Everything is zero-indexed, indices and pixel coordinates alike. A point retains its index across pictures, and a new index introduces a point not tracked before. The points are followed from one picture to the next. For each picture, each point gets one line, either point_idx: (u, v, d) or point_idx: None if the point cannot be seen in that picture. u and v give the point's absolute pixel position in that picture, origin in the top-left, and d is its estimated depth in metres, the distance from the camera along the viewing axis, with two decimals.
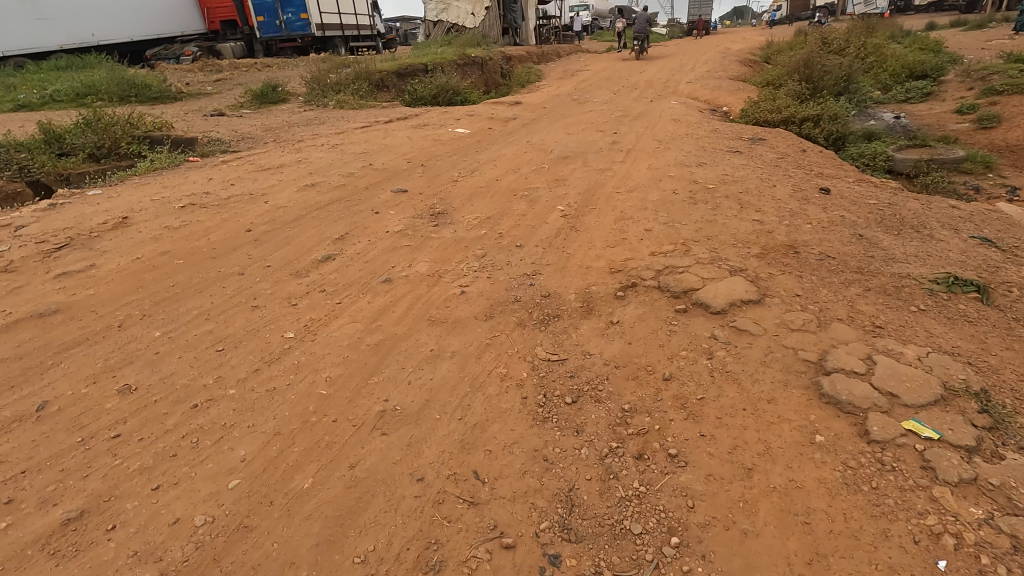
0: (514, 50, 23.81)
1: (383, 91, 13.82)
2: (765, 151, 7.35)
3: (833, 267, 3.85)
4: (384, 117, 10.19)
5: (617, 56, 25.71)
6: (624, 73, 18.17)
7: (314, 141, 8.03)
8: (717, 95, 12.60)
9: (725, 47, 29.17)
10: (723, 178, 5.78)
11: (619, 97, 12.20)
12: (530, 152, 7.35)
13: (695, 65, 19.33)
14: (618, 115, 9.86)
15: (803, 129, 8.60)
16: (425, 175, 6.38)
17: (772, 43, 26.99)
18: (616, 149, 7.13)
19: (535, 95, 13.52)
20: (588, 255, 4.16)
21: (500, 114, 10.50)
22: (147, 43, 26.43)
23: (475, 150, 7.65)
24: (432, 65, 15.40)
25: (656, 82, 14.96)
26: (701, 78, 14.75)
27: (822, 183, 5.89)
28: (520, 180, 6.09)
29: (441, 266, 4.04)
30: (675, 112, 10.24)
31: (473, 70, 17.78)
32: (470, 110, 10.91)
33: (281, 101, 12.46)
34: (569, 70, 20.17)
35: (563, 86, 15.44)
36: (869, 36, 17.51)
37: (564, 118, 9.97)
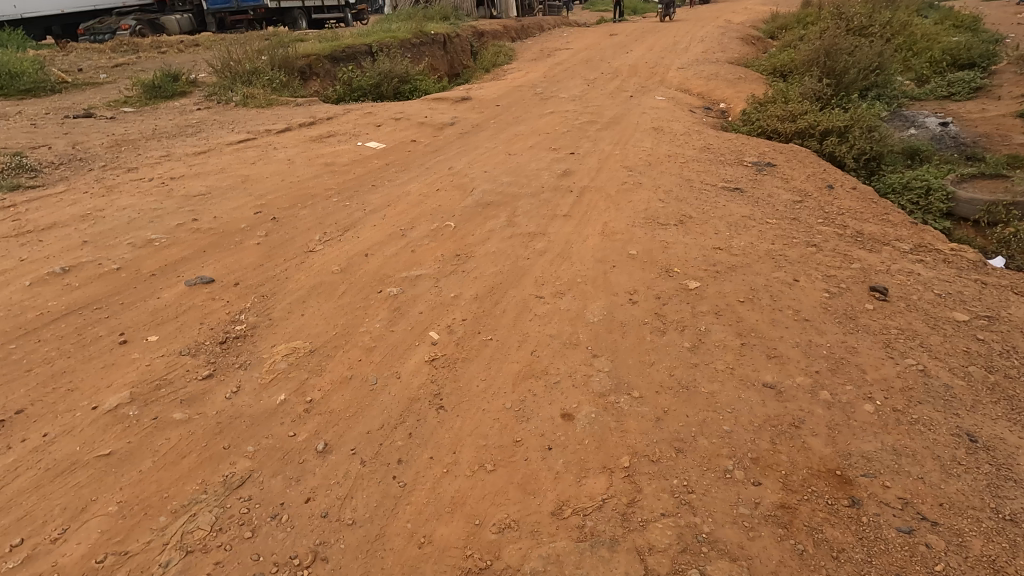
0: (488, 24, 21.33)
1: (314, 78, 11.54)
2: (775, 188, 5.25)
3: (939, 568, 1.79)
4: (287, 122, 8.01)
5: (604, 32, 23.14)
6: (608, 53, 15.81)
7: (156, 166, 5.84)
8: (710, 86, 10.35)
9: (726, 20, 26.48)
10: (712, 258, 3.68)
11: (592, 90, 9.96)
12: (445, 188, 5.24)
13: (691, 43, 16.97)
14: (584, 120, 7.69)
15: (825, 147, 6.42)
16: (267, 240, 4.27)
17: (776, 16, 24.56)
18: (564, 188, 5.03)
19: (494, 86, 11.21)
20: (438, 499, 2.10)
21: (437, 116, 8.31)
22: (83, 16, 23.84)
23: (373, 184, 5.53)
24: (378, 46, 13.04)
25: (641, 67, 12.64)
26: (695, 63, 12.42)
27: (865, 262, 3.82)
28: (400, 254, 3.97)
29: (120, 544, 1.97)
30: (657, 115, 8.10)
31: (432, 51, 15.36)
32: (404, 110, 8.73)
33: (179, 94, 10.17)
34: (546, 49, 17.72)
35: (531, 72, 13.08)
36: (893, 10, 15.14)
37: (515, 124, 7.79)
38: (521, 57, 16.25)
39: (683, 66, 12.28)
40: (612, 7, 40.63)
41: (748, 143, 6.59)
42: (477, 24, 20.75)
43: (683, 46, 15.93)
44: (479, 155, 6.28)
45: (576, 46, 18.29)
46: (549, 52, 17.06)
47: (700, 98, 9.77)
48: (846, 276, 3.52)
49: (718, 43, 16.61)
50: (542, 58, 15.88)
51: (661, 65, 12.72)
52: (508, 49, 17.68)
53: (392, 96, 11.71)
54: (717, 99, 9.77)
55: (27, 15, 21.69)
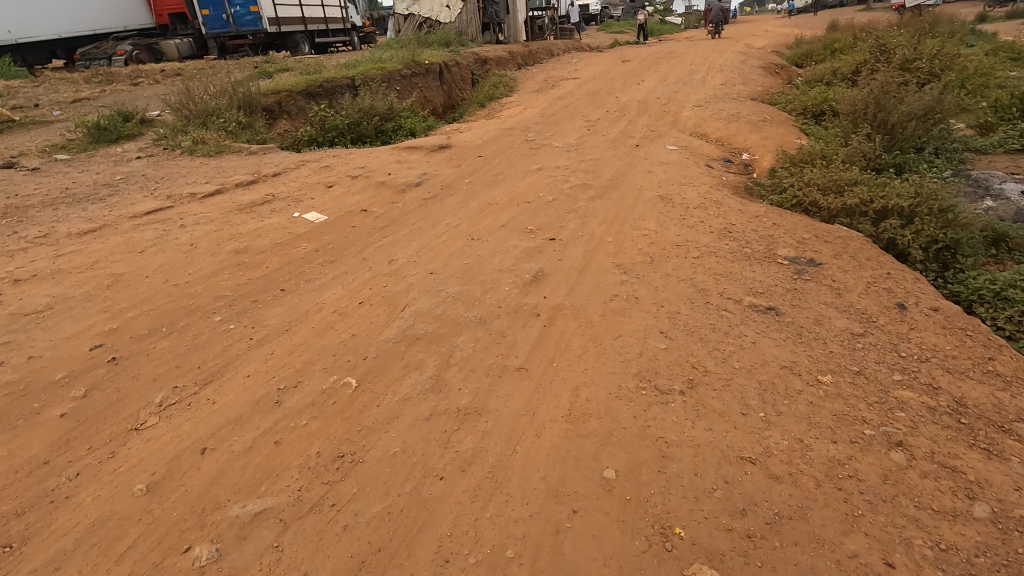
0: (493, 50, 20.32)
1: (285, 116, 10.41)
2: (823, 308, 3.80)
3: None
4: (225, 180, 6.79)
5: (616, 58, 21.94)
6: (616, 85, 14.57)
7: (19, 253, 4.60)
8: (729, 133, 8.95)
9: (745, 44, 25.14)
10: (739, 492, 2.25)
11: (591, 136, 8.62)
12: (370, 302, 3.89)
13: (708, 73, 15.64)
14: (576, 183, 6.32)
15: (881, 228, 4.93)
16: (80, 406, 2.94)
17: (799, 41, 23.23)
18: (528, 309, 3.64)
19: (482, 128, 9.93)
20: None
21: (403, 172, 7.01)
22: (83, 40, 23.36)
23: (282, 288, 4.20)
24: (362, 80, 11.93)
25: (652, 104, 11.31)
26: (713, 100, 11.01)
27: (993, 492, 2.34)
28: (256, 450, 2.60)
29: None
30: (665, 173, 6.72)
31: (425, 83, 14.24)
32: (367, 161, 7.46)
33: (127, 137, 9.06)
34: (551, 78, 16.52)
35: (529, 109, 11.79)
36: (935, 38, 13.65)
37: (493, 186, 6.47)
38: (522, 88, 15.04)
39: (698, 103, 10.90)
40: (628, 30, 39.64)
41: (779, 224, 5.15)
42: (480, 50, 19.70)
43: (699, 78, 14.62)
44: (433, 241, 4.92)
45: (583, 75, 17.03)
46: (553, 82, 15.85)
47: (718, 148, 8.36)
48: (974, 556, 2.06)
49: (738, 73, 15.22)
50: (544, 89, 14.65)
51: (674, 101, 11.38)
52: (510, 78, 16.50)
53: (372, 135, 10.68)
54: (738, 149, 8.37)
55: (23, 40, 21.19)
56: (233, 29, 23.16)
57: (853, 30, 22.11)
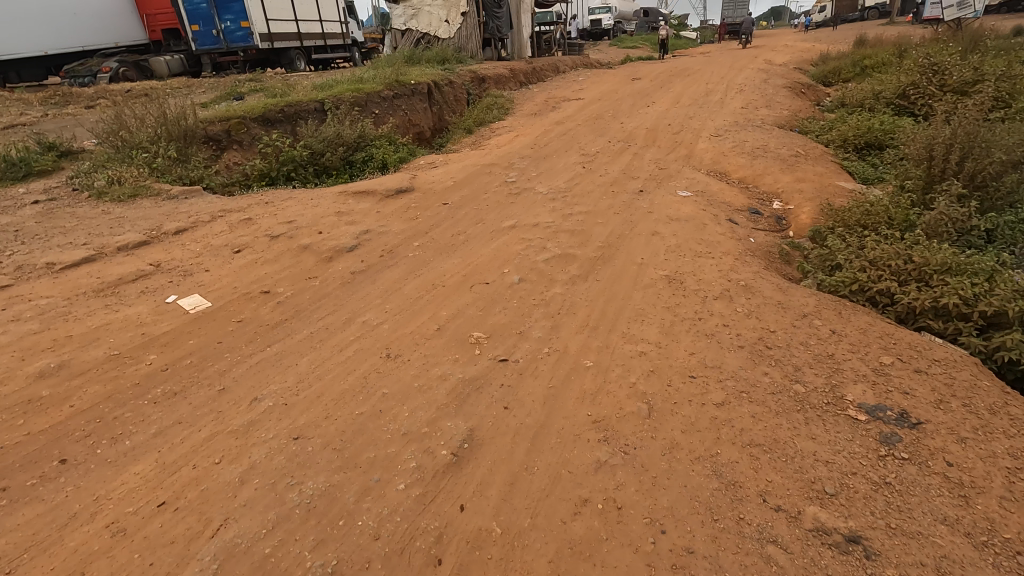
0: (494, 67, 18.99)
1: (235, 146, 9.05)
2: (946, 539, 2.18)
3: None
4: (110, 239, 5.34)
5: (626, 75, 20.43)
6: (623, 107, 13.08)
7: None
8: (754, 173, 7.35)
9: (766, 60, 23.50)
10: None
11: (586, 176, 7.06)
12: (175, 506, 2.34)
13: (727, 93, 14.11)
14: (555, 252, 4.76)
15: (995, 341, 3.30)
16: None
17: (823, 58, 21.63)
18: (423, 549, 2.08)
19: (459, 162, 8.44)
20: None
21: (340, 229, 5.52)
22: (70, 57, 22.44)
23: (64, 457, 2.68)
24: (332, 104, 10.54)
25: (662, 133, 9.76)
26: (733, 129, 9.41)
27: None
28: None
29: None
30: (675, 234, 5.14)
31: (409, 105, 12.83)
32: (302, 212, 5.98)
33: (38, 172, 7.68)
34: (552, 99, 15.04)
35: (520, 137, 10.28)
36: (989, 54, 11.95)
37: (447, 253, 4.97)
38: (519, 111, 13.57)
39: (717, 133, 9.30)
40: (641, 45, 38.22)
41: (841, 332, 3.54)
42: (478, 68, 18.31)
43: (717, 100, 13.00)
44: (332, 358, 3.39)
45: (588, 96, 15.52)
46: (553, 103, 14.35)
47: (742, 193, 6.75)
48: None
49: (760, 94, 13.59)
50: (542, 112, 13.17)
51: (688, 129, 9.80)
52: (506, 99, 15.04)
53: (337, 168, 9.34)
54: (767, 195, 6.76)
55: (4, 57, 20.22)
56: (224, 45, 22.12)
57: (884, 46, 20.37)
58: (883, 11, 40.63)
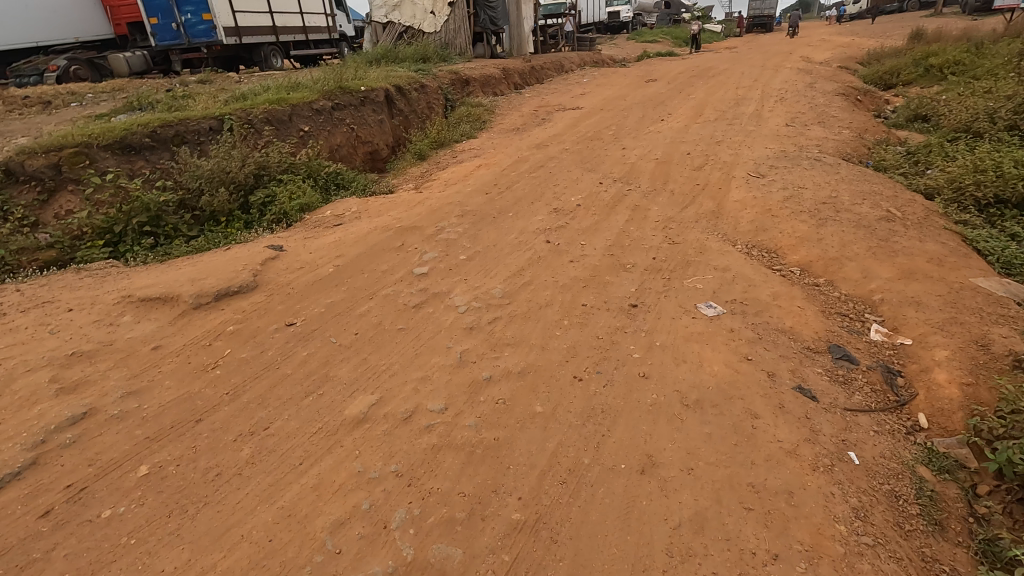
0: (483, 66, 16.24)
1: (72, 184, 6.43)
2: None
3: None
4: None
5: (639, 76, 17.41)
6: (630, 122, 10.26)
7: None
8: (825, 258, 4.50)
9: (804, 58, 20.25)
10: None
11: (547, 265, 4.28)
12: None
13: (763, 102, 11.19)
14: (407, 556, 2.02)
15: None
16: None
17: (872, 58, 18.49)
18: None
19: (373, 219, 5.70)
20: None
21: (28, 413, 2.80)
22: (20, 53, 20.18)
23: None
24: (232, 121, 7.90)
25: (677, 170, 6.90)
26: (780, 165, 6.54)
27: None
28: None
29: None
30: (691, 471, 2.36)
31: (354, 120, 10.13)
32: (10, 352, 3.29)
33: None
34: (542, 108, 12.17)
35: (481, 172, 7.50)
36: None
37: (191, 513, 2.27)
38: (497, 125, 10.76)
39: (757, 172, 6.42)
40: (661, 40, 35.09)
41: None
42: (461, 68, 15.48)
43: (751, 114, 10.06)
44: None
45: (588, 105, 12.62)
46: (543, 115, 11.51)
47: (811, 304, 3.92)
48: None
49: (807, 104, 10.59)
50: (525, 128, 10.35)
51: (715, 164, 6.92)
52: (486, 107, 12.22)
53: (224, 214, 6.86)
54: (854, 307, 3.93)
55: None
56: (185, 41, 19.68)
57: (950, 43, 17.05)
58: (930, 4, 36.71)
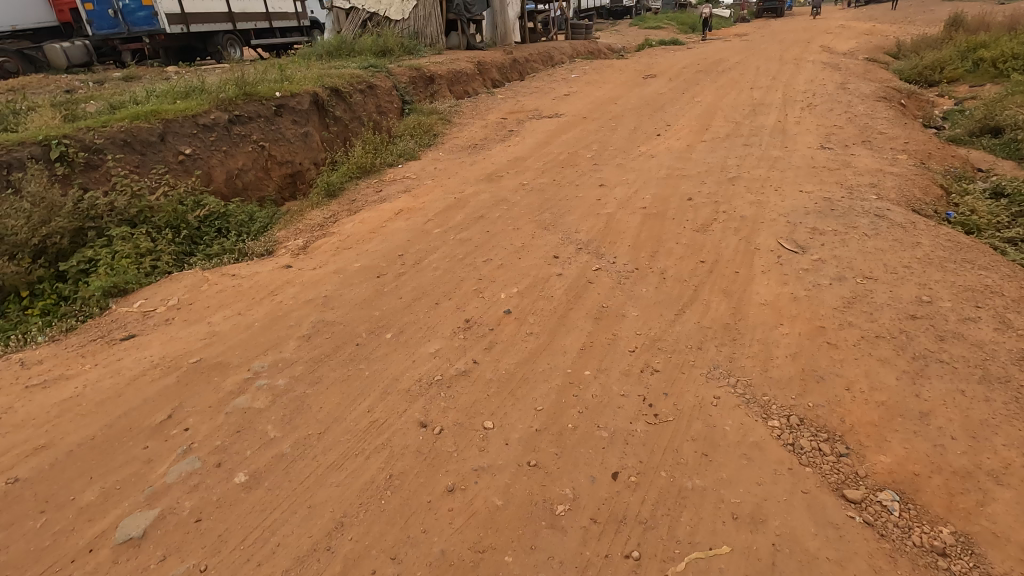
0: (454, 61, 14.05)
1: None
2: None
3: None
4: None
5: (637, 71, 15.02)
6: (617, 138, 8.09)
7: None
8: (945, 471, 2.37)
9: (825, 49, 17.83)
10: None
11: (401, 506, 2.16)
12: None
13: (785, 110, 8.98)
14: None
15: None
16: None
17: (904, 50, 16.20)
18: None
19: (183, 330, 3.59)
20: None
21: None
22: None
23: None
24: (63, 147, 5.76)
25: (671, 230, 4.72)
26: (827, 228, 4.36)
27: None
28: None
29: None
30: None
31: (264, 136, 7.97)
32: None
33: None
34: (512, 116, 9.94)
35: (398, 224, 5.36)
36: None
37: None
38: (449, 140, 8.56)
39: (790, 241, 4.25)
40: (667, 26, 32.63)
41: None
42: (425, 63, 13.19)
43: (772, 131, 7.83)
44: None
45: (570, 111, 10.36)
46: (511, 126, 9.29)
47: None
48: None
49: (843, 114, 8.37)
50: (482, 146, 8.16)
51: (726, 221, 4.74)
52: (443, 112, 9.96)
53: (17, 294, 4.77)
54: None
55: None
56: (126, 29, 17.39)
57: (998, 32, 14.64)
58: None
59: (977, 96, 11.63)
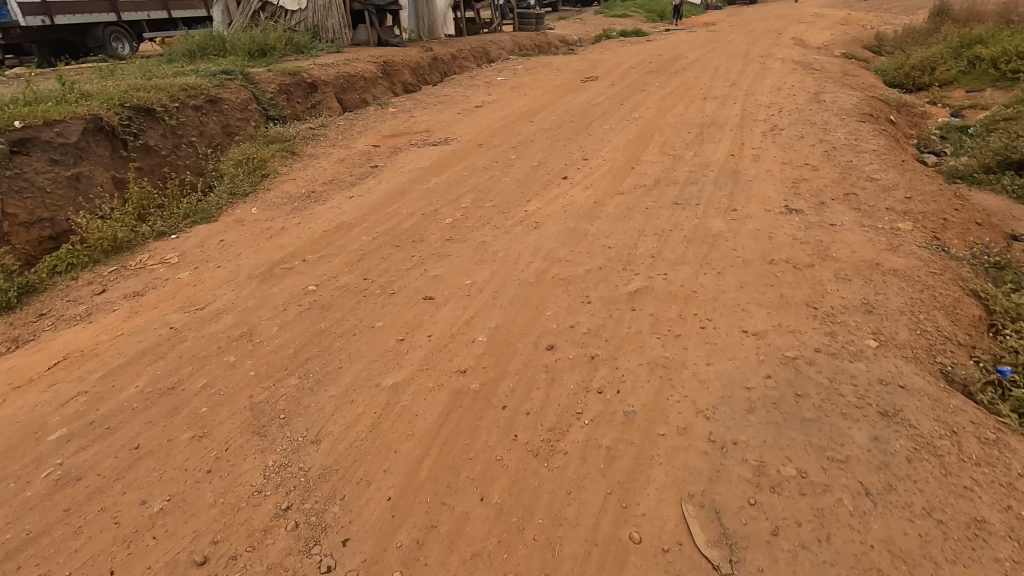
0: (353, 62, 11.55)
1: None
2: None
3: None
4: None
5: (577, 71, 12.67)
6: (506, 185, 5.78)
7: None
8: None
9: (797, 43, 15.69)
10: None
11: None
12: None
13: (740, 135, 6.76)
14: None
15: None
16: None
17: (886, 47, 14.17)
18: None
19: None
20: None
21: None
22: None
23: None
24: None
25: (487, 441, 2.44)
26: (779, 475, 2.13)
27: None
28: None
29: None
30: None
31: None
32: None
33: None
34: (389, 141, 7.56)
35: (28, 395, 2.97)
36: None
37: None
38: (280, 186, 6.15)
39: (704, 519, 2.01)
40: (632, 15, 30.19)
41: None
42: (308, 66, 10.63)
43: (719, 174, 5.56)
44: None
45: (470, 131, 8.00)
46: (379, 160, 6.92)
47: None
48: None
49: (814, 144, 6.17)
50: (319, 198, 5.78)
51: (593, 422, 2.49)
52: (296, 137, 7.49)
53: None
54: None
55: None
56: None
57: (993, 24, 12.63)
58: None
59: (977, 107, 9.59)
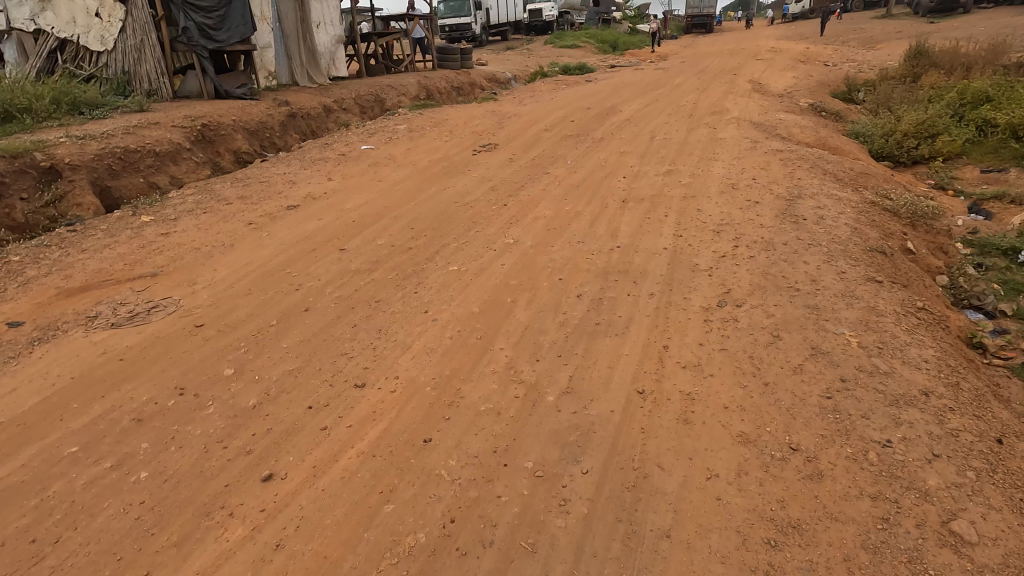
0: (147, 127, 8.18)
1: None
2: None
3: None
4: None
5: (476, 134, 9.62)
6: (121, 509, 2.50)
7: None
8: None
9: (756, 89, 13.04)
10: None
11: None
12: None
13: (661, 319, 3.67)
14: None
15: None
16: None
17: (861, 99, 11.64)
18: None
19: None
20: None
21: None
22: None
23: None
24: None
25: None
26: None
27: None
28: None
29: None
30: None
31: None
32: None
33: None
34: (52, 311, 4.21)
35: None
36: None
37: None
38: None
39: None
40: (582, 45, 27.73)
41: None
42: (57, 139, 7.23)
43: (600, 490, 2.43)
44: None
45: (222, 276, 4.71)
46: None
47: None
48: None
49: (802, 363, 3.09)
50: None
51: None
52: None
53: None
54: None
55: None
56: None
57: (991, 76, 10.16)
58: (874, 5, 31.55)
59: (1006, 200, 6.84)
